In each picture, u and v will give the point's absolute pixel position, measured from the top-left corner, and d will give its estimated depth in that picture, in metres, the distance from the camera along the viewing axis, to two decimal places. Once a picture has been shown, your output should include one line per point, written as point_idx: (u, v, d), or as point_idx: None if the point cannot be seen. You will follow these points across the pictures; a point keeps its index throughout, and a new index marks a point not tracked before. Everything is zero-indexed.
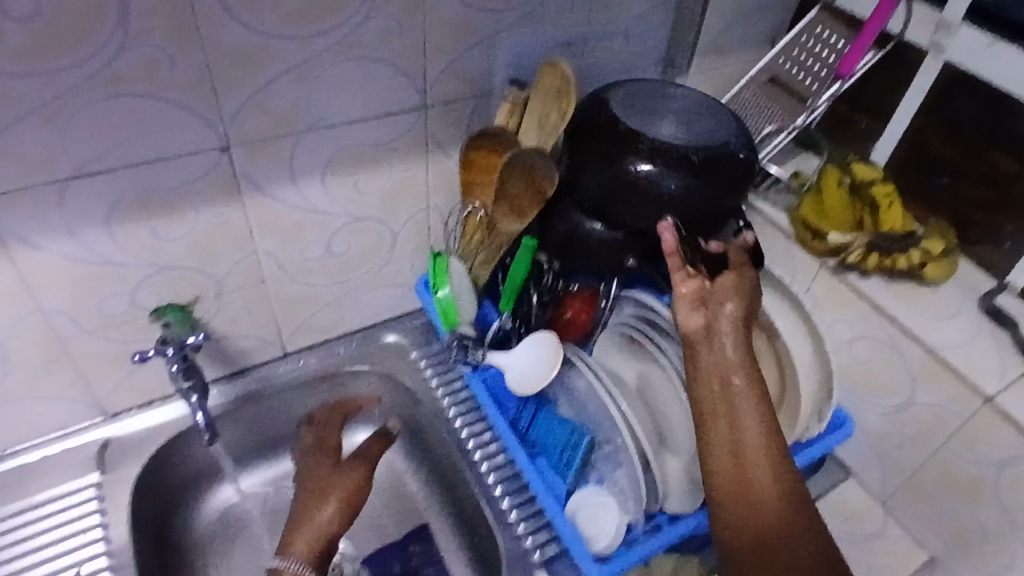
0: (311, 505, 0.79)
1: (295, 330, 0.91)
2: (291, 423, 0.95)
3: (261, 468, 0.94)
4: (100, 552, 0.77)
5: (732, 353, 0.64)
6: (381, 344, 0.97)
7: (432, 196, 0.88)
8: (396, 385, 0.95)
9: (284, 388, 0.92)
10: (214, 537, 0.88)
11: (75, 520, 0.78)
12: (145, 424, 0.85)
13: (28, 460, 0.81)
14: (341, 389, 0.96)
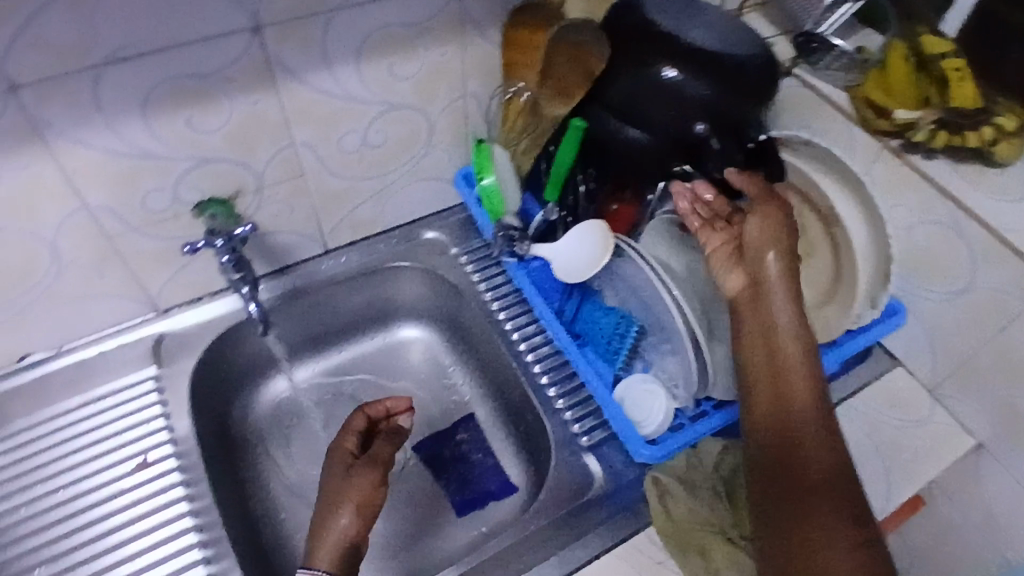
0: (325, 516, 0.66)
1: (336, 226, 0.90)
2: (337, 320, 0.96)
3: (313, 360, 0.97)
4: (166, 438, 0.80)
5: (778, 312, 0.66)
6: (420, 240, 0.96)
7: (470, 83, 0.84)
8: (438, 281, 0.95)
9: (331, 286, 0.92)
10: (271, 426, 0.92)
11: (139, 412, 0.82)
12: (197, 318, 0.86)
13: (85, 356, 0.83)
14: (384, 285, 0.96)
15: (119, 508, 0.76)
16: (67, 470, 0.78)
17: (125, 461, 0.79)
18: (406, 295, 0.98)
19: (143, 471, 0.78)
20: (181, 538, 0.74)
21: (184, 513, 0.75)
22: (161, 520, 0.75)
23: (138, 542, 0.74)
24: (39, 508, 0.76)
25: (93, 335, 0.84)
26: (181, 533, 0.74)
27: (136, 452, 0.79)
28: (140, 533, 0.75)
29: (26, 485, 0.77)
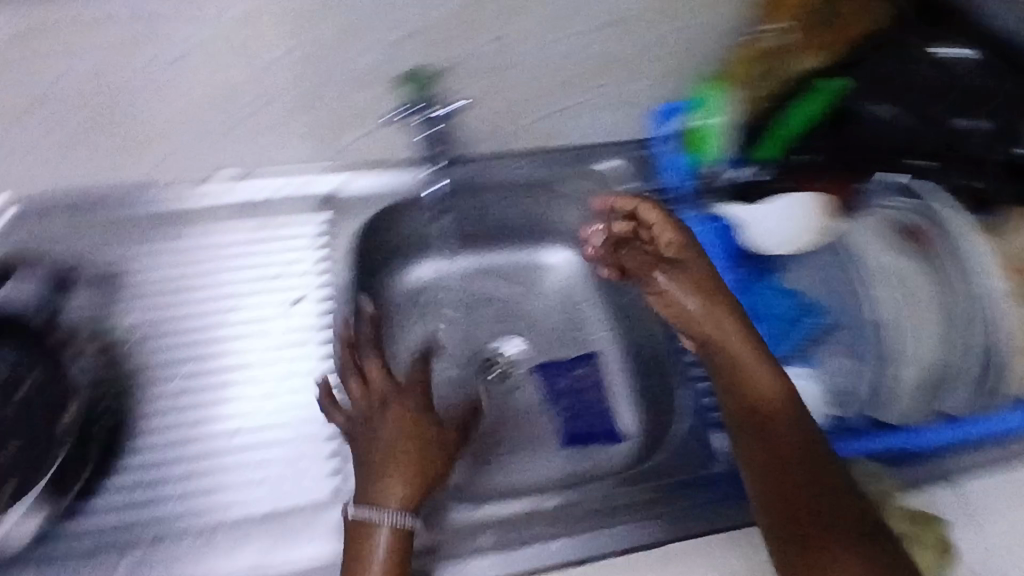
0: (387, 461, 0.66)
1: (521, 130, 0.88)
2: (488, 225, 0.94)
3: (453, 257, 0.95)
4: (324, 287, 0.83)
5: (738, 353, 0.66)
6: (591, 170, 0.89)
7: (690, 19, 0.85)
8: (598, 213, 0.89)
9: (494, 192, 0.89)
10: (403, 308, 0.92)
11: (293, 261, 0.84)
12: (371, 180, 0.86)
13: (255, 197, 0.85)
14: (543, 203, 0.91)
15: (271, 340, 0.80)
16: (228, 293, 0.82)
17: (283, 298, 0.82)
18: (564, 219, 0.93)
19: (299, 312, 0.82)
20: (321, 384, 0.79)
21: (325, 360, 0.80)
22: (306, 364, 0.80)
23: (283, 376, 0.79)
24: (199, 322, 0.81)
25: (271, 171, 0.84)
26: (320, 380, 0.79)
27: (295, 294, 0.83)
28: (287, 369, 0.79)
29: (191, 297, 0.81)
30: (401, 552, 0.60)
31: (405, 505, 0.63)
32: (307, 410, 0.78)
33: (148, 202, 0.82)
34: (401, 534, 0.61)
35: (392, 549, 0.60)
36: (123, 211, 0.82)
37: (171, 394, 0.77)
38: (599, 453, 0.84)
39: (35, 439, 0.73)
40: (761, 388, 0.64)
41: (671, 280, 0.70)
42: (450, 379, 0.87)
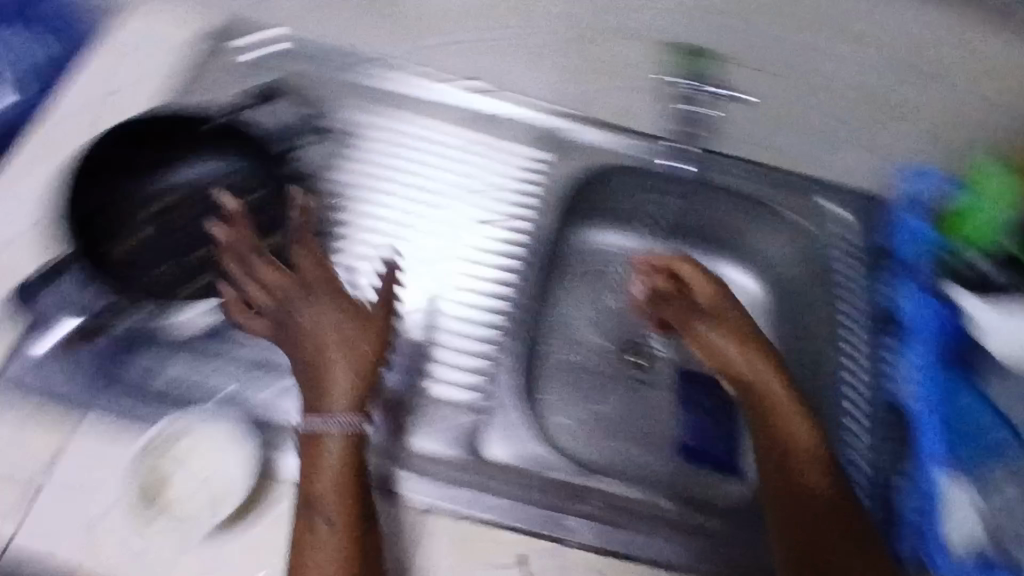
0: (322, 361, 0.65)
1: (763, 141, 0.87)
2: (686, 220, 0.90)
3: (636, 236, 0.92)
4: (529, 220, 0.84)
5: (781, 402, 0.71)
6: (814, 205, 0.84)
7: (975, 90, 0.91)
8: (804, 252, 0.85)
9: (713, 193, 0.86)
10: (573, 266, 0.91)
11: (498, 186, 0.85)
12: (609, 139, 0.86)
13: (489, 113, 0.87)
14: (751, 218, 0.86)
15: (452, 271, 0.80)
16: (418, 210, 0.83)
17: (477, 226, 0.83)
18: (764, 244, 0.88)
19: (494, 240, 0.82)
20: (500, 308, 0.79)
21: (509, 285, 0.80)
22: (481, 297, 0.79)
23: (455, 306, 0.78)
24: (386, 232, 0.81)
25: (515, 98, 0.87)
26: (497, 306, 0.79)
27: (494, 220, 0.83)
28: (461, 301, 0.78)
29: (387, 203, 0.83)
30: (349, 464, 0.60)
31: (352, 407, 0.63)
32: (480, 324, 0.77)
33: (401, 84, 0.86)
34: (350, 445, 0.61)
35: (330, 469, 0.60)
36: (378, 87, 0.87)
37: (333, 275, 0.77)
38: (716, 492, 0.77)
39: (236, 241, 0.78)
40: (794, 432, 0.69)
41: (710, 332, 0.77)
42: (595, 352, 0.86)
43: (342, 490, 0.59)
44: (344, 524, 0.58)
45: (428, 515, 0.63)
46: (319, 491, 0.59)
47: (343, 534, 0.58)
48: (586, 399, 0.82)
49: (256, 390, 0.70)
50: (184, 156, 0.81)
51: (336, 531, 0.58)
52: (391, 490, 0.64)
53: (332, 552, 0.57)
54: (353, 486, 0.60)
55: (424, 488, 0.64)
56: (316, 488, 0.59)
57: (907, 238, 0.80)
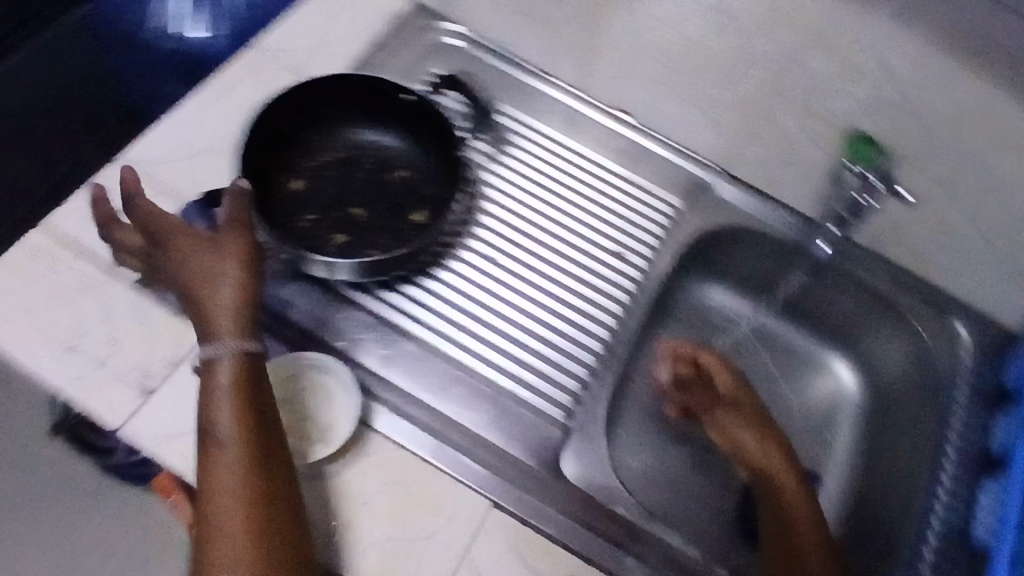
0: (191, 299, 0.55)
1: (911, 244, 0.79)
2: (807, 303, 0.86)
3: (748, 303, 0.88)
4: (645, 255, 0.81)
5: (788, 483, 0.72)
6: (948, 326, 0.79)
7: None
8: (918, 368, 0.81)
9: (837, 279, 0.82)
10: (678, 316, 0.87)
11: (630, 219, 0.82)
12: (751, 201, 0.82)
13: (637, 141, 0.84)
14: (875, 319, 0.83)
15: (537, 297, 0.75)
16: (513, 222, 0.78)
17: (580, 255, 0.78)
18: (883, 355, 0.85)
19: (600, 268, 0.78)
20: (592, 334, 0.75)
21: (612, 314, 0.77)
22: (566, 328, 0.74)
23: (534, 334, 0.73)
24: (479, 236, 0.76)
25: (665, 133, 0.84)
26: (595, 333, 0.75)
27: (604, 248, 0.79)
28: (540, 330, 0.73)
29: (494, 206, 0.78)
30: (241, 398, 0.53)
31: (239, 330, 0.54)
32: (570, 346, 0.74)
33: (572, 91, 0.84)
34: (248, 366, 0.54)
35: (230, 389, 0.53)
36: (528, 81, 0.84)
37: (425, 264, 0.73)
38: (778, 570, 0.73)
39: (393, 204, 0.74)
40: (803, 524, 0.68)
41: (730, 421, 0.76)
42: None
43: (241, 432, 0.52)
44: (236, 471, 0.51)
45: (492, 512, 0.61)
46: (218, 429, 0.52)
47: (235, 482, 0.51)
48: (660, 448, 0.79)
49: (353, 327, 0.68)
50: (347, 119, 0.76)
51: (241, 475, 0.51)
52: (464, 479, 0.62)
53: (236, 494, 0.50)
54: (245, 432, 0.52)
55: (495, 492, 0.63)
56: (216, 426, 0.52)
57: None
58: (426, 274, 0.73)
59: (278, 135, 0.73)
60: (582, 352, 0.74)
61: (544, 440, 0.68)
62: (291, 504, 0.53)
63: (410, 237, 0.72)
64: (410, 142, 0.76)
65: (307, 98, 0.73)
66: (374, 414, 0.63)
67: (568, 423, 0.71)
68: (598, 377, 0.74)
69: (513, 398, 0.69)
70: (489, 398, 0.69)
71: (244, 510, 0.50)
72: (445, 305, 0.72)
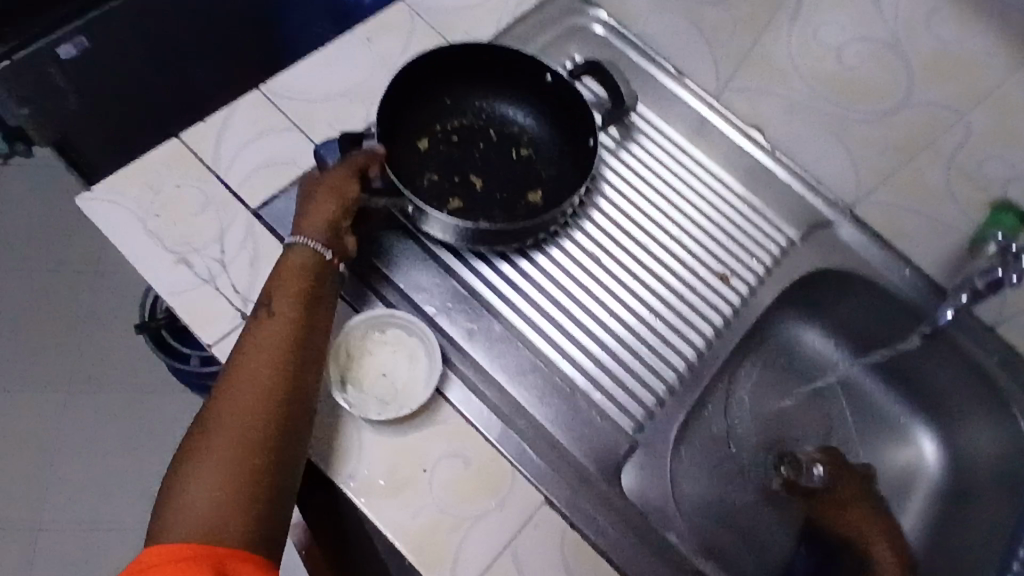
0: (303, 202, 0.63)
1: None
2: (904, 368, 0.81)
3: (838, 351, 0.84)
4: (749, 283, 0.78)
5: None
6: None
7: None
8: (1013, 462, 0.75)
9: (944, 350, 0.77)
10: (767, 349, 0.84)
11: (741, 245, 0.79)
12: (872, 249, 0.79)
13: (766, 164, 0.81)
14: (975, 401, 0.78)
15: (632, 301, 0.73)
16: (618, 220, 0.76)
17: (685, 269, 0.76)
18: (976, 437, 0.79)
19: (701, 287, 0.76)
20: (678, 352, 0.74)
21: (702, 335, 0.75)
22: (653, 340, 0.73)
23: (621, 338, 0.72)
24: (585, 229, 0.75)
25: (795, 163, 0.81)
26: (681, 351, 0.74)
27: (709, 268, 0.77)
28: (628, 336, 0.72)
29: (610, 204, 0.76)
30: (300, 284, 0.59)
31: (314, 232, 0.61)
32: (653, 359, 0.72)
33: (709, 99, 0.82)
34: (314, 269, 0.60)
35: (293, 274, 0.59)
36: (665, 83, 0.83)
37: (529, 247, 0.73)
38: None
39: (514, 181, 0.73)
40: None
41: (861, 526, 0.75)
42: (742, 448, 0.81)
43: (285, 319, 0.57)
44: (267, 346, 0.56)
45: (542, 508, 0.61)
46: (273, 309, 0.58)
47: (261, 358, 0.55)
48: (715, 481, 0.78)
49: (439, 299, 0.68)
50: (484, 90, 0.76)
51: (270, 354, 0.55)
52: (521, 469, 0.62)
53: (258, 366, 0.54)
54: (287, 322, 0.57)
55: (550, 490, 0.62)
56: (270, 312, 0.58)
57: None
58: (527, 256, 0.73)
59: (414, 94, 0.73)
60: (664, 367, 0.72)
61: (610, 448, 0.67)
62: (301, 407, 0.55)
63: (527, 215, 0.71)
64: (543, 124, 0.76)
65: (451, 63, 0.74)
66: (448, 384, 0.64)
67: (635, 435, 0.70)
68: (676, 395, 0.72)
69: (588, 398, 0.69)
70: (562, 393, 0.68)
71: (254, 378, 0.54)
72: (537, 291, 0.71)
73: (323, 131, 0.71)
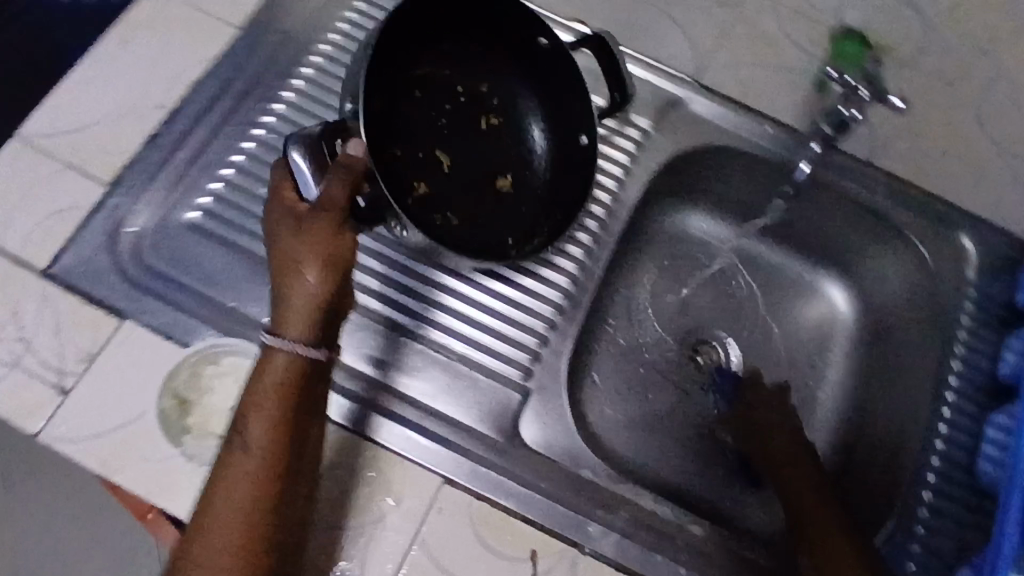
0: (287, 274, 0.54)
1: (907, 156, 0.72)
2: (789, 224, 0.79)
3: (720, 225, 0.81)
4: (609, 189, 0.73)
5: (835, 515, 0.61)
6: (951, 240, 0.72)
7: None
8: (916, 289, 0.74)
9: (824, 198, 0.74)
10: (652, 246, 0.81)
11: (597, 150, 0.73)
12: (729, 118, 0.73)
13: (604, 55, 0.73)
14: (864, 238, 0.76)
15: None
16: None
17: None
18: (877, 274, 0.77)
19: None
20: (552, 285, 0.69)
21: (573, 259, 0.70)
22: (528, 281, 0.69)
23: (495, 289, 0.68)
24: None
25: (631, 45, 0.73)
26: (553, 283, 0.69)
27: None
28: (501, 287, 0.68)
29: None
30: (286, 408, 0.51)
31: (302, 330, 0.53)
32: (528, 299, 0.68)
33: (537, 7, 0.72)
34: (302, 372, 0.52)
35: (274, 391, 0.51)
36: None
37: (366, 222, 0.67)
38: (747, 517, 0.73)
39: (484, 159, 0.68)
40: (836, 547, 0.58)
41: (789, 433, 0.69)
42: (654, 353, 0.78)
43: (261, 459, 0.49)
44: (243, 497, 0.48)
45: (443, 490, 0.57)
46: (247, 441, 0.50)
47: (242, 483, 0.49)
48: (633, 395, 0.76)
49: None
50: (484, 50, 0.68)
51: (245, 506, 0.48)
52: (409, 456, 0.58)
53: (229, 519, 0.48)
54: (264, 463, 0.49)
55: (445, 468, 0.58)
56: (252, 423, 0.50)
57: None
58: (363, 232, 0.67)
59: (394, 49, 0.65)
60: (539, 304, 0.68)
61: (503, 405, 0.64)
62: (288, 538, 0.50)
63: (499, 203, 0.67)
64: (524, 87, 0.69)
65: (437, 9, 0.65)
66: None
67: (527, 383, 0.66)
68: (557, 330, 0.68)
69: (467, 361, 0.65)
70: (439, 364, 0.64)
71: (243, 503, 0.48)
72: (381, 265, 0.66)
73: (103, 160, 0.63)
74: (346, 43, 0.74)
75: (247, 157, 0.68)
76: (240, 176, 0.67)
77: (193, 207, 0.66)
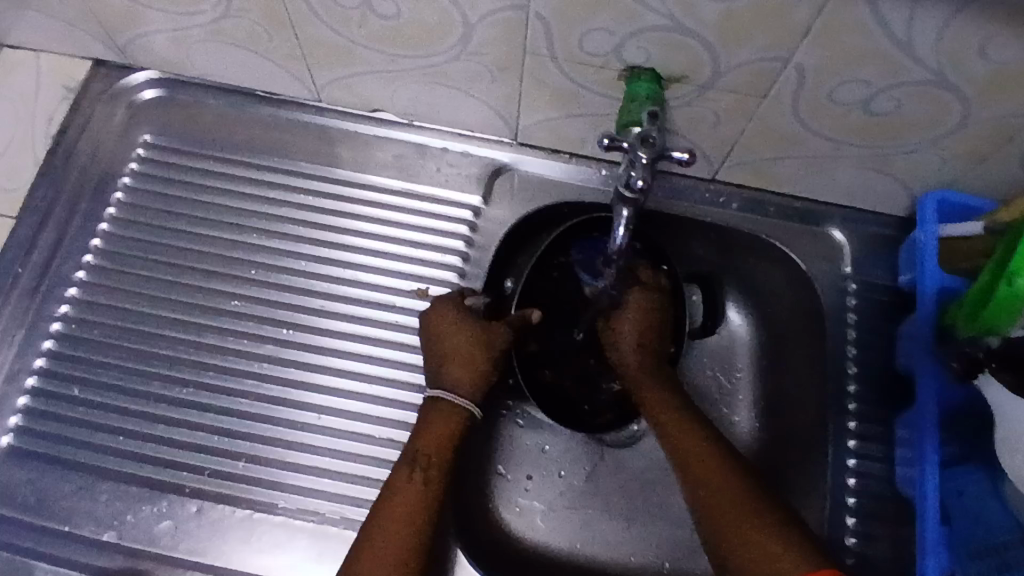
0: (457, 351, 0.59)
1: (745, 163, 0.66)
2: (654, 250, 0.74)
3: None
4: (452, 282, 0.68)
5: (703, 454, 0.57)
6: (817, 241, 0.69)
7: None
8: (795, 293, 0.70)
9: (675, 224, 0.71)
10: None
11: (427, 240, 0.69)
12: (558, 169, 0.70)
13: (414, 139, 0.70)
14: (729, 255, 0.72)
15: (349, 378, 0.64)
16: (331, 284, 0.66)
17: (383, 309, 0.66)
18: (760, 282, 0.72)
19: (404, 319, 0.66)
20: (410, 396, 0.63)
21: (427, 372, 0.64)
22: (387, 410, 0.63)
23: (353, 429, 0.62)
24: (293, 325, 0.65)
25: (437, 121, 0.69)
26: (411, 404, 0.63)
27: (405, 292, 0.67)
28: (359, 426, 0.62)
29: (264, 295, 0.66)
30: (446, 453, 0.57)
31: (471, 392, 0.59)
32: (390, 429, 0.62)
33: (475, 141, 0.70)
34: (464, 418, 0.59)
35: (439, 438, 0.57)
36: (258, 113, 0.70)
37: (195, 395, 0.62)
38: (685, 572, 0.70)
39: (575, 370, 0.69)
40: (735, 490, 0.54)
41: (631, 322, 0.63)
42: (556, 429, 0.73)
43: (422, 491, 0.55)
44: (407, 524, 0.54)
45: None
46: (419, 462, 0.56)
47: (416, 494, 0.55)
48: (542, 476, 0.72)
49: (122, 511, 0.59)
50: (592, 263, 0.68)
51: (408, 538, 0.53)
52: None
53: (391, 548, 0.53)
54: (430, 496, 0.55)
55: None
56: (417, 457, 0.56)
57: (929, 261, 0.60)
58: (198, 405, 0.62)
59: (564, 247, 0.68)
60: (399, 432, 0.62)
61: None
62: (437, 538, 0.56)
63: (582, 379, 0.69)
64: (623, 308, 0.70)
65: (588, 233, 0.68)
66: None
67: None
68: None
69: (337, 518, 0.60)
70: (305, 530, 0.59)
71: (418, 506, 0.55)
72: (221, 439, 0.61)
73: None
74: (132, 199, 0.68)
75: (50, 357, 0.63)
76: (47, 380, 0.62)
77: (4, 430, 0.61)
